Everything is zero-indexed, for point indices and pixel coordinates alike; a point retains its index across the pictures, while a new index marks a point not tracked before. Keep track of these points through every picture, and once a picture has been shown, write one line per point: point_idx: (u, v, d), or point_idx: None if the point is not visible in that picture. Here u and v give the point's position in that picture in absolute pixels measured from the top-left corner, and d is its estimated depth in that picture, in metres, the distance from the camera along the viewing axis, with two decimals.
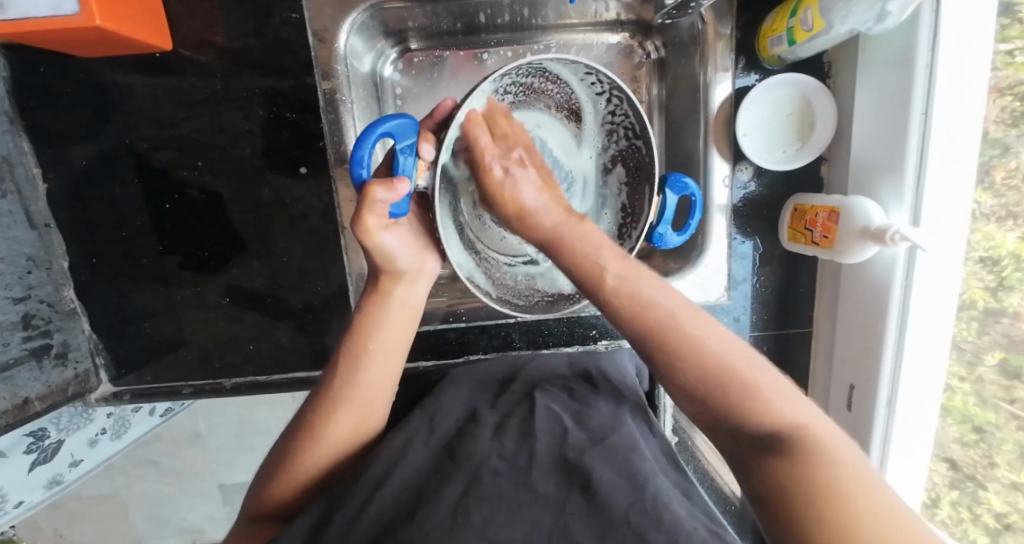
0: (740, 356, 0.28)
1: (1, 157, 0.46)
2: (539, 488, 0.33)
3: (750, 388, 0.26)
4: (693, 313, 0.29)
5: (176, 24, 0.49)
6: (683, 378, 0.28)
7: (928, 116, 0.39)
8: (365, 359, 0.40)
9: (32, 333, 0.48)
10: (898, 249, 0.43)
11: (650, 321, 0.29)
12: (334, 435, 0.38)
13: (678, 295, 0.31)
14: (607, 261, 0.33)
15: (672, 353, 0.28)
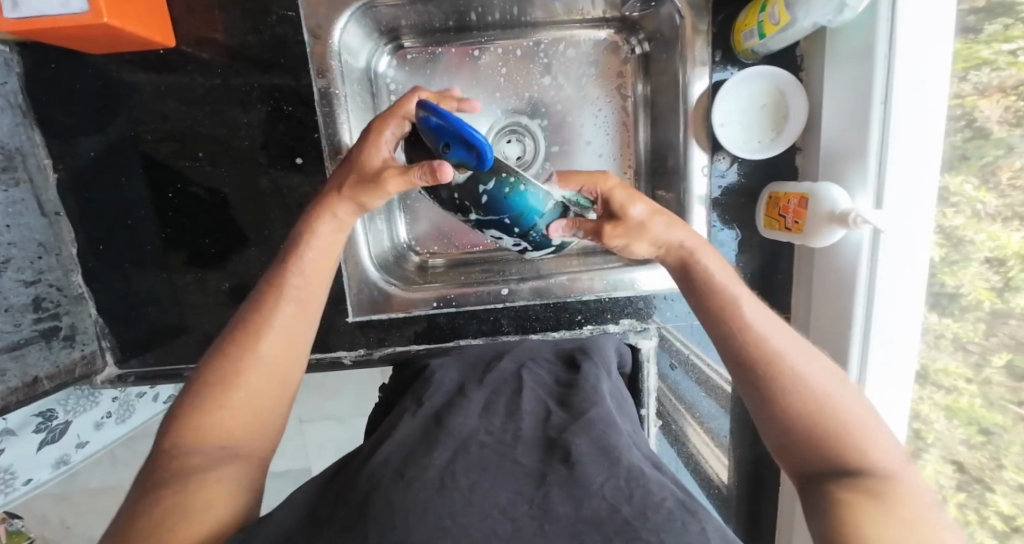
0: (859, 409, 0.32)
1: (14, 148, 0.48)
2: (522, 459, 0.34)
3: (838, 429, 0.31)
4: (804, 352, 0.35)
5: (178, 21, 0.51)
6: (792, 406, 0.32)
7: (887, 106, 0.41)
8: (294, 268, 0.41)
9: (42, 315, 0.50)
10: (862, 234, 0.45)
11: (761, 346, 0.35)
12: (265, 347, 0.38)
13: (793, 338, 0.36)
14: (744, 299, 0.37)
15: (779, 377, 0.33)
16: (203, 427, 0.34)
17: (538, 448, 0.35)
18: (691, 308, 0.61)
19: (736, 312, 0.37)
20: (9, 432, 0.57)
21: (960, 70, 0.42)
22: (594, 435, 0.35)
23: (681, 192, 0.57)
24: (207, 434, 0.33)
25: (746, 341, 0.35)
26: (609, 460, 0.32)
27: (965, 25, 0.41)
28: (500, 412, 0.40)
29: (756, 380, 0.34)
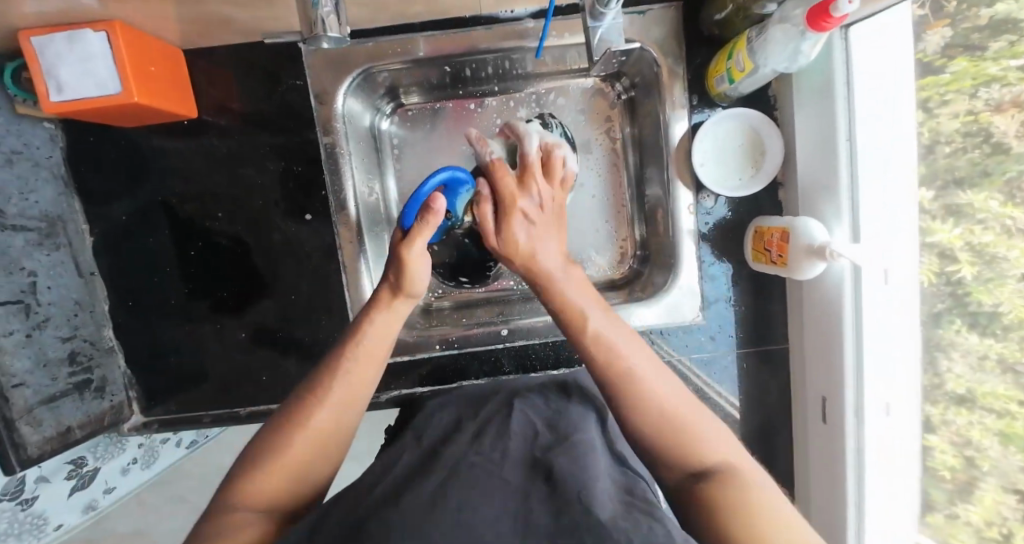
0: (687, 407, 0.36)
1: (56, 215, 0.54)
2: (509, 476, 0.35)
3: (678, 427, 0.35)
4: (654, 368, 0.38)
5: (200, 94, 0.57)
6: (639, 425, 0.36)
7: (851, 141, 0.47)
8: (354, 352, 0.42)
9: (76, 369, 0.54)
10: (842, 268, 0.48)
11: (615, 365, 0.38)
12: (315, 428, 0.38)
13: (643, 351, 0.39)
14: (592, 311, 0.43)
15: (628, 394, 0.37)
16: (250, 490, 0.34)
17: (525, 467, 0.36)
18: (688, 341, 0.62)
19: (581, 323, 0.42)
20: (43, 480, 0.58)
21: (945, 86, 0.41)
22: (570, 457, 0.36)
23: (669, 229, 0.60)
24: (253, 497, 0.34)
25: (601, 356, 0.39)
26: (586, 474, 0.34)
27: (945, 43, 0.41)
28: (491, 435, 0.41)
29: (613, 404, 0.37)
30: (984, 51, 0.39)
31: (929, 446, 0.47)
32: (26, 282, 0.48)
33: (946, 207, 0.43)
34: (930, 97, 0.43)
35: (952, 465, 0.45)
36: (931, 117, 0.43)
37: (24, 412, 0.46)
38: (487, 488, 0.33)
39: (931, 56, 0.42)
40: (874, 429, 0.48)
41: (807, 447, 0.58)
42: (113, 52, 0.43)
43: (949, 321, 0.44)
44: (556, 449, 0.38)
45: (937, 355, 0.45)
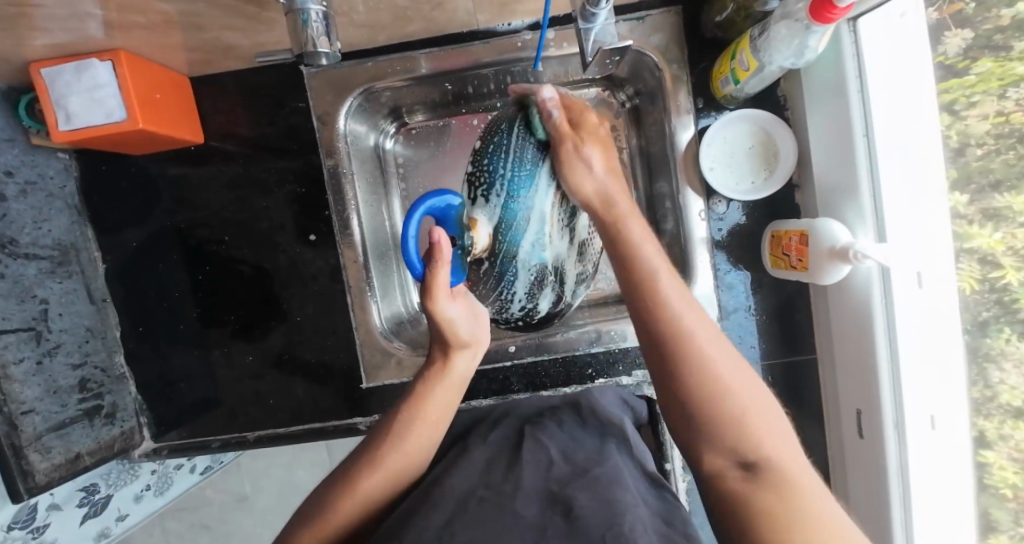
0: (751, 401, 0.30)
1: (69, 243, 0.55)
2: (524, 512, 0.32)
3: (738, 427, 0.29)
4: (759, 406, 0.30)
5: (207, 121, 0.59)
6: (704, 406, 0.30)
7: (869, 137, 0.44)
8: (417, 424, 0.40)
9: (86, 395, 0.54)
10: (870, 268, 0.45)
11: (671, 331, 0.31)
12: (364, 498, 0.37)
13: (746, 374, 0.31)
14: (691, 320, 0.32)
15: (727, 413, 0.29)
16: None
17: (540, 502, 0.33)
18: None
19: (675, 326, 0.32)
20: (55, 507, 0.58)
21: (971, 87, 0.37)
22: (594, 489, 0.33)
23: (681, 235, 0.57)
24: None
25: (659, 321, 0.32)
26: (610, 511, 0.30)
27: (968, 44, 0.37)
28: (501, 464, 0.38)
29: (695, 419, 0.30)
30: (1008, 51, 0.35)
31: (983, 461, 0.40)
32: (38, 310, 0.49)
33: (984, 211, 0.37)
34: (954, 100, 0.38)
35: (1014, 482, 0.38)
36: (959, 119, 0.38)
37: (32, 438, 0.46)
38: (504, 531, 0.30)
39: (953, 58, 0.38)
40: (918, 445, 0.44)
41: (845, 467, 0.53)
42: (119, 80, 0.45)
43: (997, 329, 0.37)
44: (575, 482, 0.34)
45: (987, 367, 0.39)
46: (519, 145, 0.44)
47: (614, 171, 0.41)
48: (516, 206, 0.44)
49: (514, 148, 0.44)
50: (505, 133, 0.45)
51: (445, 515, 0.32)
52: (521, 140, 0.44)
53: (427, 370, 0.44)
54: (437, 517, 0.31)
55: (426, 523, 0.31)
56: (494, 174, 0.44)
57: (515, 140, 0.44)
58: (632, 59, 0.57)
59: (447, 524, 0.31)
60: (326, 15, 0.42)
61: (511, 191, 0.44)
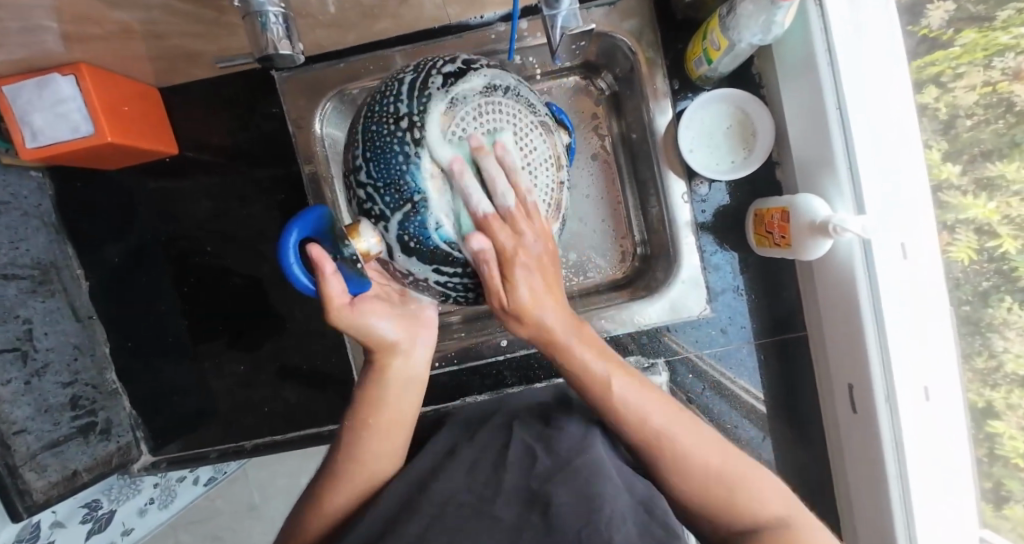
0: (716, 460, 0.32)
1: (49, 262, 0.55)
2: (502, 514, 0.31)
3: (734, 505, 0.31)
4: (675, 417, 0.34)
5: (182, 132, 0.58)
6: (682, 485, 0.32)
7: (842, 110, 0.43)
8: (367, 432, 0.39)
9: (79, 412, 0.54)
10: (852, 242, 0.44)
11: (650, 439, 0.33)
12: (327, 517, 0.36)
13: (656, 402, 0.34)
14: (613, 374, 0.35)
15: (660, 451, 0.33)
16: None
17: (518, 501, 0.32)
18: (698, 336, 0.58)
19: (605, 393, 0.34)
20: (59, 525, 0.58)
21: (958, 58, 0.42)
22: (576, 484, 0.31)
23: (665, 220, 0.56)
24: None
25: (637, 433, 0.34)
26: (589, 504, 0.29)
27: (951, 16, 0.42)
28: (485, 466, 0.36)
29: (650, 465, 0.34)
30: (991, 22, 0.40)
31: (994, 432, 0.43)
32: (22, 329, 0.49)
33: (978, 181, 0.42)
34: (942, 72, 0.43)
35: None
36: (948, 91, 0.43)
37: (26, 457, 0.46)
38: (485, 528, 0.29)
39: (937, 30, 0.43)
40: (909, 417, 0.43)
41: (841, 442, 0.53)
42: (84, 95, 0.45)
43: (999, 299, 0.42)
44: (556, 476, 0.33)
45: (991, 336, 0.42)
46: (397, 143, 0.33)
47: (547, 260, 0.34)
48: (424, 222, 0.33)
49: (381, 142, 0.33)
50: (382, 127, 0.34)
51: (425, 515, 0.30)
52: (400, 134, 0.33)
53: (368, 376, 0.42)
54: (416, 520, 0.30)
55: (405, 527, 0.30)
56: (387, 188, 0.33)
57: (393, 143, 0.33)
58: (606, 43, 0.56)
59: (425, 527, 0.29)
60: (287, 15, 0.41)
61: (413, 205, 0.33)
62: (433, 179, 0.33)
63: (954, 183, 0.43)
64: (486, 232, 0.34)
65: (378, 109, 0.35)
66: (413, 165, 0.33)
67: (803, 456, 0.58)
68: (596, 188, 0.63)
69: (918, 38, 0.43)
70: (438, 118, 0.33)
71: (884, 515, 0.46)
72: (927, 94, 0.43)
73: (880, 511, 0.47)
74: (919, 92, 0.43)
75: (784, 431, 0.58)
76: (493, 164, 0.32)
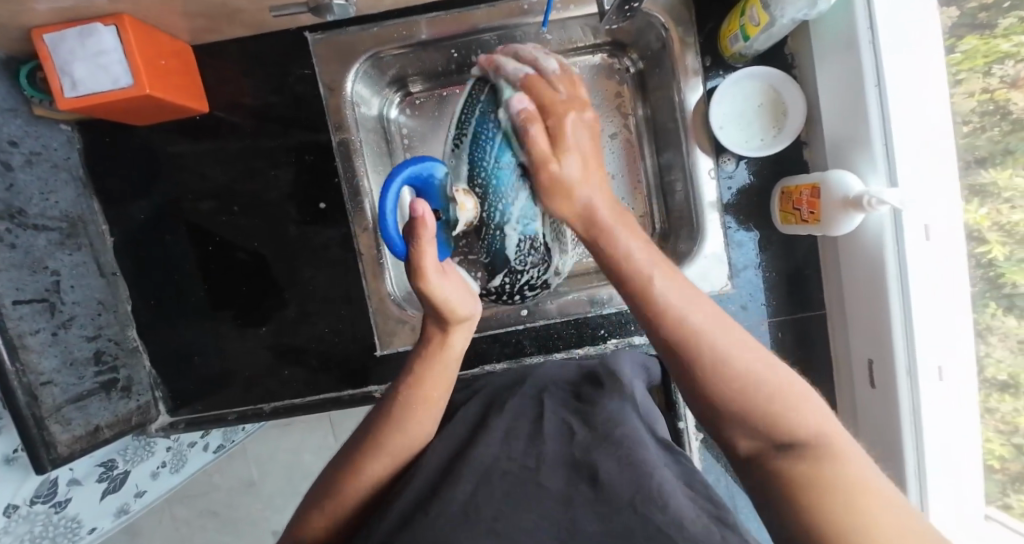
0: (756, 359, 0.29)
1: (77, 216, 0.55)
2: (548, 483, 0.32)
3: (781, 418, 0.28)
4: (722, 324, 0.31)
5: (212, 91, 0.58)
6: (712, 393, 0.29)
7: (881, 87, 0.43)
8: (414, 403, 0.39)
9: (102, 368, 0.54)
10: (884, 214, 0.45)
11: (681, 332, 0.31)
12: (366, 479, 0.37)
13: (707, 304, 0.32)
14: (654, 271, 0.34)
15: (692, 345, 0.30)
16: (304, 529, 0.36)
17: (564, 470, 0.33)
18: None
19: (645, 287, 0.34)
20: (76, 482, 0.58)
21: (960, 64, 0.44)
22: (622, 454, 0.33)
23: (691, 197, 0.57)
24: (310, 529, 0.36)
25: (670, 328, 0.31)
26: (636, 478, 0.31)
27: (955, 22, 0.44)
28: (522, 435, 0.38)
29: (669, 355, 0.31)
30: (993, 30, 0.43)
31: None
32: (50, 281, 0.49)
33: (971, 187, 0.44)
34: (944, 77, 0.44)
35: (1001, 453, 0.46)
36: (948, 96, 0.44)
37: (52, 410, 0.46)
38: (529, 501, 0.31)
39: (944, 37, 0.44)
40: (926, 393, 0.44)
41: (855, 418, 0.54)
42: (124, 47, 0.44)
43: (984, 304, 0.45)
44: (597, 448, 0.34)
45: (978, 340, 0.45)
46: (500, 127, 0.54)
47: (615, 215, 0.41)
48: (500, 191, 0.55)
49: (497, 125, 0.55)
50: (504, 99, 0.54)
51: (472, 482, 0.32)
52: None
53: (425, 349, 0.43)
54: (462, 488, 0.32)
55: (454, 492, 0.31)
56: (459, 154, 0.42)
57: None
58: (639, 20, 0.56)
59: (473, 497, 0.31)
60: None
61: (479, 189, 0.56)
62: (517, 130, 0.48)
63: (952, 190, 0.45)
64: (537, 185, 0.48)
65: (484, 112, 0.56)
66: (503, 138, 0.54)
67: None
68: (617, 168, 0.64)
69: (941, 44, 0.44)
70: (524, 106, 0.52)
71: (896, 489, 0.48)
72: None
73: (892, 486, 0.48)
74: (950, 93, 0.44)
75: None
76: (534, 225, 0.45)
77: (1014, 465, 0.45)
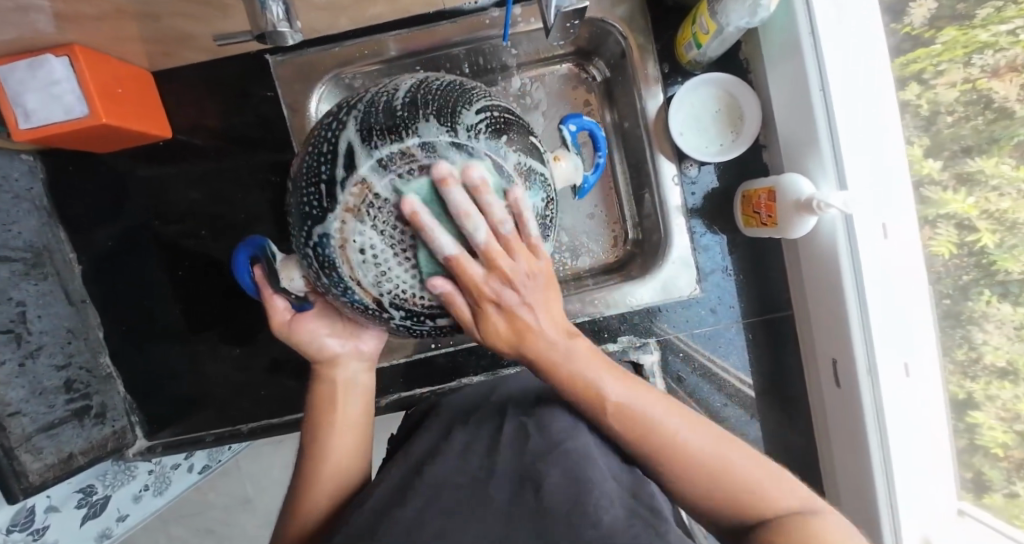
0: (734, 468, 0.30)
1: (41, 246, 0.55)
2: (497, 494, 0.30)
3: (751, 498, 0.29)
4: (723, 443, 0.31)
5: (176, 116, 0.58)
6: (687, 489, 0.31)
7: (824, 91, 0.44)
8: (331, 431, 0.42)
9: (74, 395, 0.54)
10: (834, 216, 0.46)
11: (639, 434, 0.32)
12: (307, 516, 0.38)
13: (702, 428, 0.32)
14: (602, 382, 0.33)
15: (676, 463, 0.31)
16: None
17: (512, 480, 0.32)
18: (688, 315, 0.60)
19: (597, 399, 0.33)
20: (54, 509, 0.58)
21: (939, 56, 0.44)
22: (565, 462, 0.32)
23: (657, 203, 0.57)
24: None
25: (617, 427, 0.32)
26: (578, 485, 0.29)
27: (933, 14, 0.44)
28: (479, 451, 0.36)
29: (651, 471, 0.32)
30: (972, 20, 0.42)
31: (973, 423, 0.45)
32: (16, 312, 0.49)
33: (958, 176, 0.44)
34: (924, 69, 0.45)
35: (1004, 441, 0.44)
36: (929, 88, 0.45)
37: (22, 439, 0.45)
38: (475, 518, 0.29)
39: (921, 28, 0.44)
40: (891, 388, 0.45)
41: (826, 416, 0.55)
42: (78, 76, 0.45)
43: (978, 293, 0.44)
44: (546, 456, 0.33)
45: (972, 328, 0.44)
46: (323, 167, 0.30)
47: (542, 285, 0.32)
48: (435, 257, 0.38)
49: (326, 158, 0.30)
50: (336, 158, 0.29)
51: (418, 504, 0.30)
52: (317, 196, 0.30)
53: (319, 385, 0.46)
54: (412, 506, 0.29)
55: (400, 512, 0.29)
56: (306, 255, 0.32)
57: (314, 199, 0.30)
58: (596, 28, 0.57)
59: (418, 515, 0.28)
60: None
61: (326, 267, 0.31)
62: (350, 215, 0.29)
63: (935, 178, 0.44)
64: (400, 301, 0.31)
65: (320, 150, 0.31)
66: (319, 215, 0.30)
67: (791, 434, 0.60)
68: None
69: (901, 36, 0.45)
70: (371, 179, 0.28)
71: (868, 489, 0.48)
72: (909, 90, 0.45)
73: (864, 483, 0.48)
74: (900, 88, 0.45)
75: (774, 409, 0.60)
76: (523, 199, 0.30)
77: (1019, 453, 0.43)
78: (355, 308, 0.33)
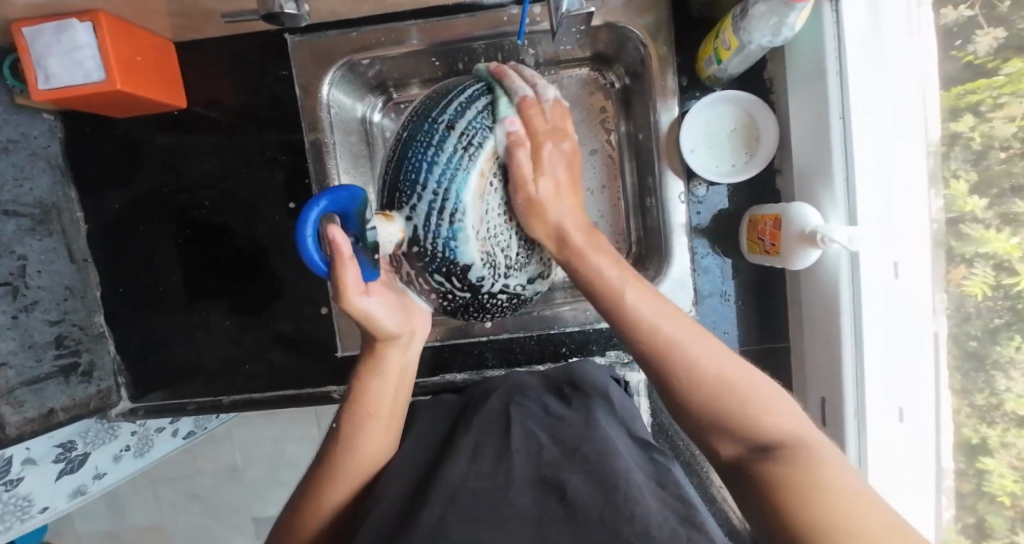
0: (742, 383, 0.31)
1: (51, 203, 0.56)
2: (520, 502, 0.30)
3: (746, 417, 0.29)
4: (730, 362, 0.32)
5: (192, 88, 0.59)
6: (693, 400, 0.31)
7: (845, 122, 0.42)
8: (368, 421, 0.40)
9: (63, 351, 0.56)
10: (840, 253, 0.44)
11: (669, 351, 0.32)
12: (327, 508, 0.36)
13: (726, 356, 0.32)
14: (626, 286, 0.37)
15: (684, 370, 0.31)
16: None
17: (534, 488, 0.31)
18: None
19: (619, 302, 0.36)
20: (32, 462, 0.60)
21: (1000, 88, 0.40)
22: (589, 468, 0.31)
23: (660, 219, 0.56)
24: None
25: (644, 341, 0.34)
26: (605, 490, 0.29)
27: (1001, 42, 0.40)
28: (490, 453, 0.35)
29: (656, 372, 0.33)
30: None
31: (983, 468, 0.43)
32: (16, 266, 0.50)
33: (1003, 216, 0.40)
34: (982, 100, 0.41)
35: (1012, 490, 0.42)
36: (984, 121, 0.41)
37: (4, 391, 0.47)
38: (497, 527, 0.27)
39: (984, 57, 0.40)
40: (881, 437, 0.42)
41: None
42: (99, 42, 0.46)
43: (1008, 338, 0.41)
44: (566, 464, 0.32)
45: (996, 375, 0.41)
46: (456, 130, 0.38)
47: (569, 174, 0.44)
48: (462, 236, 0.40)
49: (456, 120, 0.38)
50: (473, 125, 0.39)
51: (441, 505, 0.29)
52: (456, 142, 0.37)
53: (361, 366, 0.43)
54: (431, 510, 0.29)
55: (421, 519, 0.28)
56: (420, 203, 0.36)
57: (458, 154, 0.37)
58: (616, 34, 0.55)
59: (441, 521, 0.28)
60: None
61: (452, 215, 0.36)
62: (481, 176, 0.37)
63: (977, 216, 0.41)
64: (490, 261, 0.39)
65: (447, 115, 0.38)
66: (462, 172, 0.36)
67: None
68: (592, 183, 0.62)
69: (961, 64, 0.41)
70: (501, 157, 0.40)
71: None
72: (963, 122, 0.41)
73: None
74: (953, 120, 0.41)
75: None
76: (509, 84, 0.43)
77: None
78: (439, 266, 0.37)
